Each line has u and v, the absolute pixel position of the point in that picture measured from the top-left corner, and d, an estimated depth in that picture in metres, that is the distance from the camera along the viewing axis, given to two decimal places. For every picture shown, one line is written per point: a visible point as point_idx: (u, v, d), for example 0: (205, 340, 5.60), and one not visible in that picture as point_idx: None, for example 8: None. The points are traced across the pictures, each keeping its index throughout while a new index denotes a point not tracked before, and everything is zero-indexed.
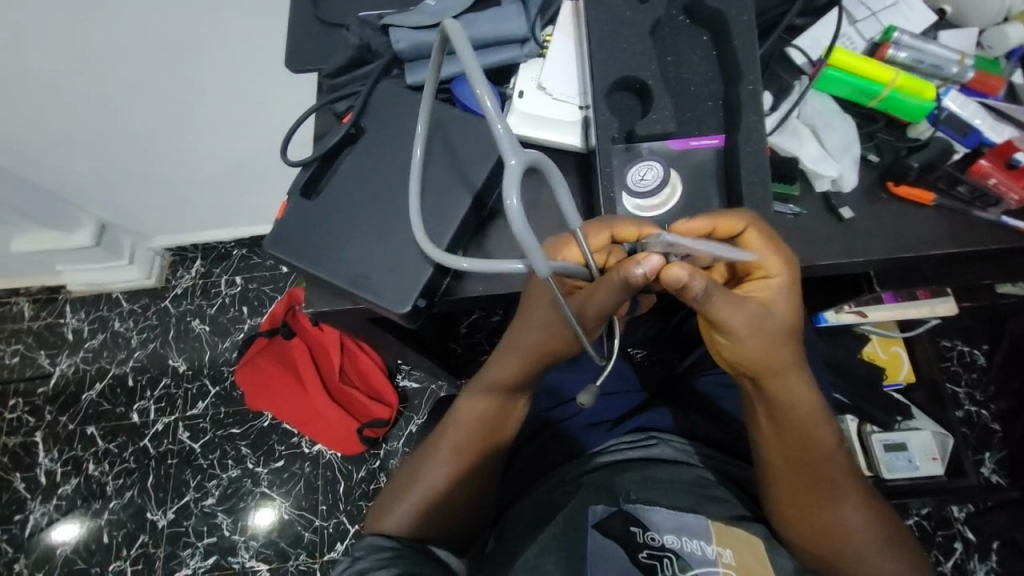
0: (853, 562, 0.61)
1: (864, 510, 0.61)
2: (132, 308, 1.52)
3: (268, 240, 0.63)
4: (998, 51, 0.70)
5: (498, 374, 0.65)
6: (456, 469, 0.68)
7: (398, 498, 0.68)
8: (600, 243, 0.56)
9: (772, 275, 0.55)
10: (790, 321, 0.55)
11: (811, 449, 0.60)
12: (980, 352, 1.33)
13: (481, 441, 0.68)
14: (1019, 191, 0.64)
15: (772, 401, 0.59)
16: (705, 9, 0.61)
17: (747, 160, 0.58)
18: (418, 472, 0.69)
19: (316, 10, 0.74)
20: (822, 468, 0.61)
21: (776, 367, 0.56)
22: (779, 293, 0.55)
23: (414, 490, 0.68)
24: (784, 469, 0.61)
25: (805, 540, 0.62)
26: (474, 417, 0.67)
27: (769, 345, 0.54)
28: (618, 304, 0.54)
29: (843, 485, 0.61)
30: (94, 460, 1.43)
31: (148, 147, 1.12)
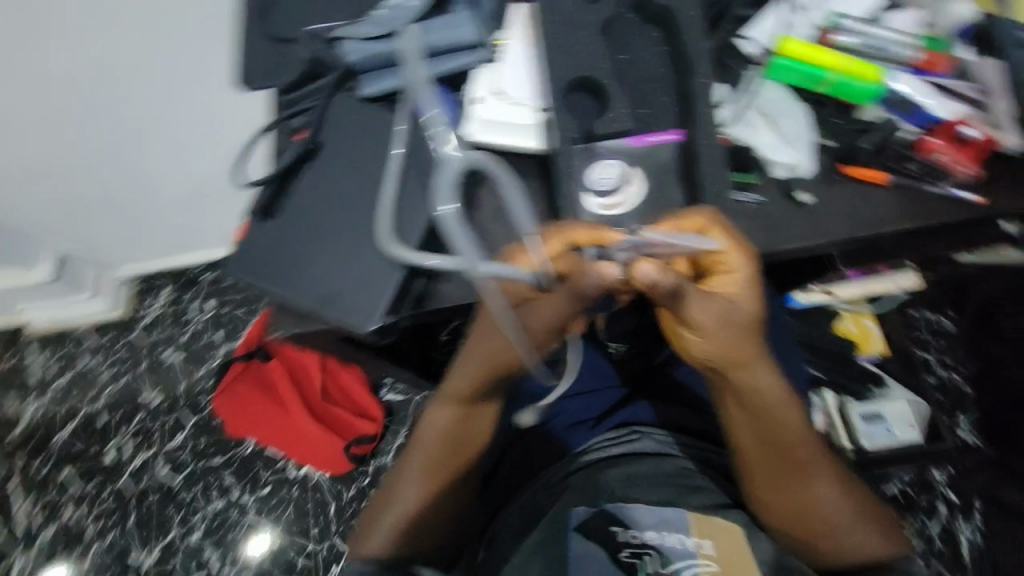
0: (827, 540, 0.63)
1: (836, 489, 0.63)
2: (100, 342, 1.46)
3: (230, 261, 0.63)
4: (943, 28, 0.73)
5: (461, 385, 0.64)
6: (427, 485, 0.67)
7: (376, 519, 0.67)
8: (556, 252, 0.55)
9: (729, 272, 0.55)
10: (755, 311, 0.56)
11: (784, 435, 0.61)
12: (947, 318, 1.38)
13: (450, 454, 0.67)
14: (970, 166, 0.68)
15: (743, 392, 0.59)
16: (654, 5, 0.61)
17: (704, 153, 0.59)
18: (392, 492, 0.68)
19: (265, 26, 0.72)
20: (799, 452, 0.62)
21: (742, 360, 0.57)
22: (742, 286, 0.56)
23: (390, 510, 0.67)
24: (760, 456, 0.62)
25: (785, 523, 0.63)
26: (440, 431, 0.66)
27: (734, 339, 0.55)
28: (570, 317, 0.56)
29: (817, 467, 0.63)
30: (71, 503, 1.37)
31: (102, 175, 1.08)
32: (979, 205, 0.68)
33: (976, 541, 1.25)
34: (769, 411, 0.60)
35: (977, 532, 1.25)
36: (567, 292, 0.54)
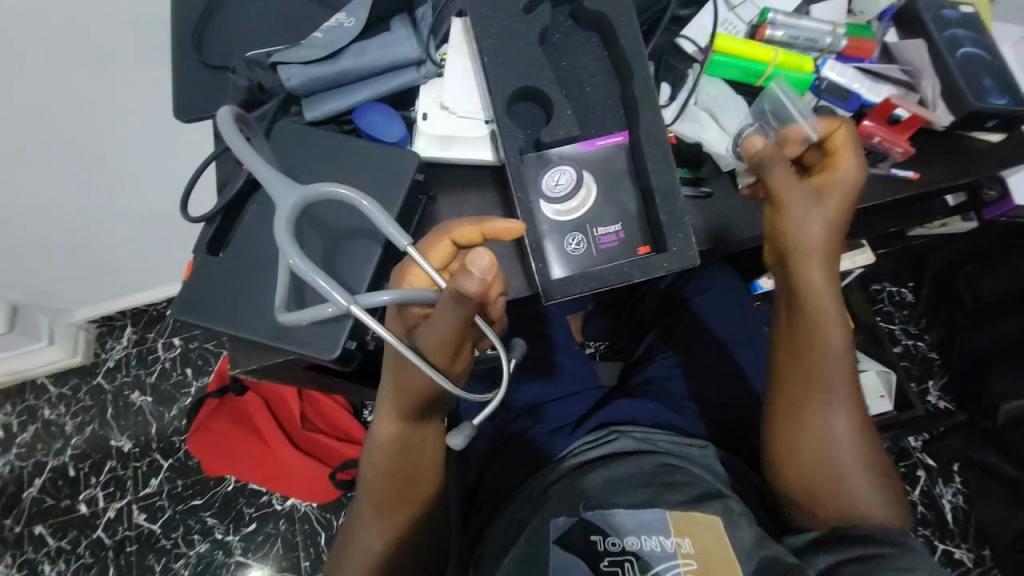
0: (836, 476, 0.62)
1: (858, 435, 0.63)
2: (62, 391, 1.39)
3: (175, 306, 0.60)
4: (869, 14, 0.78)
5: (387, 424, 0.63)
6: (385, 521, 0.67)
7: (343, 561, 0.67)
8: (440, 255, 0.56)
9: (835, 171, 0.61)
10: (837, 212, 0.61)
11: (834, 346, 0.63)
12: (907, 289, 1.43)
13: (398, 491, 0.66)
14: (901, 145, 0.69)
15: (798, 286, 0.63)
16: (589, 11, 0.62)
17: (651, 153, 0.60)
18: (352, 535, 0.68)
19: (200, 55, 0.71)
20: (839, 392, 0.64)
21: (808, 244, 0.61)
22: (844, 185, 0.61)
23: (354, 550, 0.67)
24: (806, 382, 0.64)
25: (807, 472, 0.63)
26: (385, 469, 0.65)
27: (808, 223, 0.60)
28: (466, 326, 0.51)
29: (851, 402, 0.64)
30: (47, 561, 1.30)
31: (46, 218, 1.03)
32: (915, 181, 0.72)
33: (955, 501, 1.30)
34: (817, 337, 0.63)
35: (957, 494, 1.30)
36: (445, 295, 0.49)
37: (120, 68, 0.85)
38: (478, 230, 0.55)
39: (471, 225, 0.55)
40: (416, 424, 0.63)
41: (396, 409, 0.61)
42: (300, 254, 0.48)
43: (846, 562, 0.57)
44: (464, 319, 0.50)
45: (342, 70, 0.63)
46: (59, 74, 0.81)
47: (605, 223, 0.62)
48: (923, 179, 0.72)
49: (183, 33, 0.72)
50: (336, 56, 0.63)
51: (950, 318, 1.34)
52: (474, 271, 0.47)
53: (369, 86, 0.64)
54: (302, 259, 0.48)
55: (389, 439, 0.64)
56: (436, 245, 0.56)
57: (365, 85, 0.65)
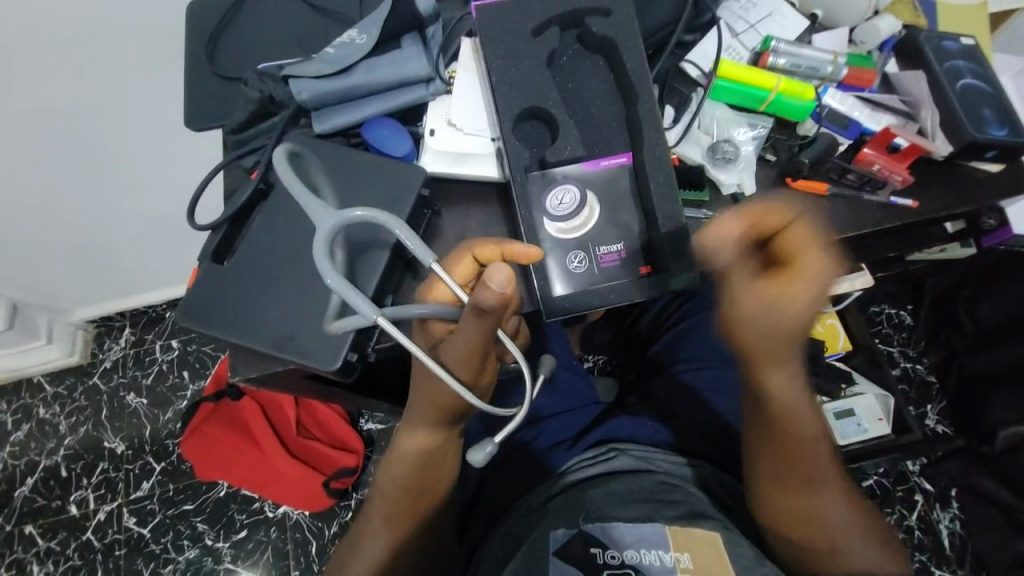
0: (836, 548, 0.64)
1: (844, 505, 0.65)
2: (57, 390, 1.38)
3: (179, 309, 0.60)
4: (869, 44, 0.77)
5: (411, 436, 0.64)
6: (394, 534, 0.67)
7: (345, 570, 0.67)
8: (464, 271, 0.57)
9: (803, 287, 0.50)
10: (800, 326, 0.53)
11: (805, 448, 0.64)
12: (906, 312, 1.43)
13: (414, 502, 0.66)
14: (901, 173, 0.71)
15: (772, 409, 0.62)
16: (596, 35, 0.63)
17: (653, 175, 0.61)
18: (357, 544, 0.68)
19: (213, 65, 0.72)
20: (826, 474, 0.64)
21: (774, 356, 0.57)
22: (810, 294, 0.50)
23: (358, 562, 0.67)
24: (794, 485, 0.64)
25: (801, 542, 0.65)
26: (403, 480, 0.66)
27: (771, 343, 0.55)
28: (488, 338, 0.52)
29: (829, 480, 0.65)
30: (35, 563, 1.28)
31: (53, 218, 1.04)
32: (914, 209, 0.73)
33: (953, 528, 1.28)
34: (802, 429, 0.63)
35: (955, 520, 1.29)
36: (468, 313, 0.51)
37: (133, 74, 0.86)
38: (499, 251, 0.56)
39: (495, 245, 0.56)
40: (446, 438, 0.65)
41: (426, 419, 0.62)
42: (336, 273, 0.51)
43: None
44: (487, 334, 0.52)
45: (352, 85, 0.65)
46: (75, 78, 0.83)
47: (609, 242, 0.62)
48: (922, 206, 0.73)
49: (197, 42, 0.73)
50: (347, 71, 0.65)
51: (948, 341, 1.35)
52: (493, 287, 0.48)
53: (378, 102, 0.66)
54: (338, 278, 0.51)
55: (412, 451, 0.65)
56: (460, 263, 0.57)
57: (375, 100, 0.66)
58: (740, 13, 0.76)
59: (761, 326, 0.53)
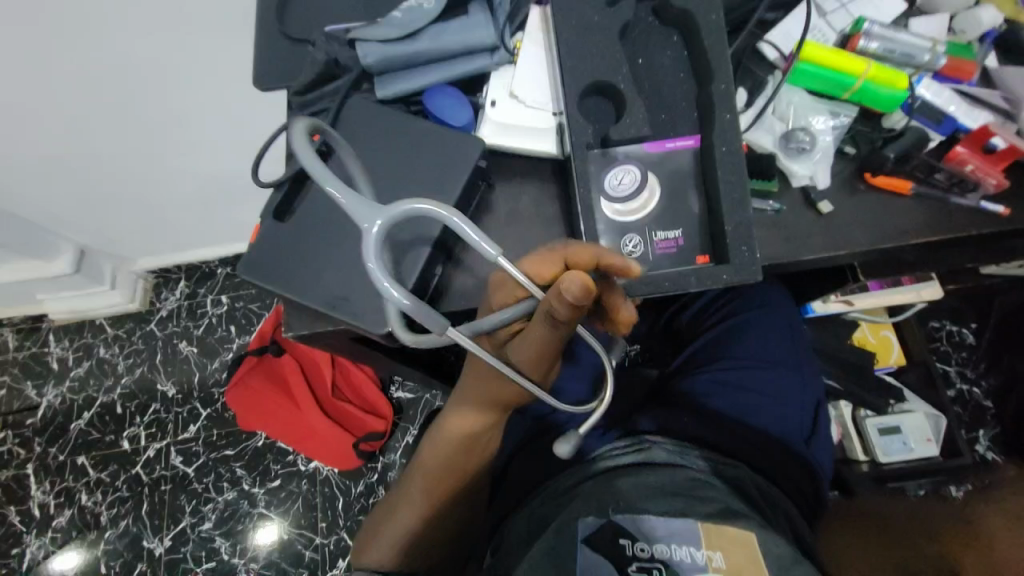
0: None
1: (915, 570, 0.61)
2: (117, 333, 1.49)
3: (242, 264, 0.62)
4: (971, 34, 0.70)
5: (459, 419, 0.67)
6: (431, 505, 0.69)
7: (379, 530, 0.71)
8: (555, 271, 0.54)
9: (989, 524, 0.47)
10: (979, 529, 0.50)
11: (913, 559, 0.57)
12: (969, 330, 1.33)
13: (448, 478, 0.69)
14: (995, 177, 0.65)
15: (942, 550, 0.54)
16: (674, 8, 0.60)
17: (723, 160, 0.58)
18: (394, 509, 0.71)
19: (282, 26, 0.73)
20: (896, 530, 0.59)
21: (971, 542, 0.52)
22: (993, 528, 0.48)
23: (393, 526, 0.70)
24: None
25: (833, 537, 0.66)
26: (444, 457, 0.68)
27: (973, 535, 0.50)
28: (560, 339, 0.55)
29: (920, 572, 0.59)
30: (87, 490, 1.40)
31: (124, 168, 1.09)
32: (1004, 217, 0.66)
33: None
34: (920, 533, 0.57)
35: None
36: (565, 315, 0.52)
37: (204, 33, 0.88)
38: (593, 258, 0.51)
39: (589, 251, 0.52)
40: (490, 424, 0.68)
41: (479, 401, 0.66)
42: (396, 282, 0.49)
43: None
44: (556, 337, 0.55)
45: (417, 51, 0.64)
46: (147, 35, 0.85)
47: (665, 228, 0.60)
48: (1013, 216, 0.67)
49: (267, 2, 0.74)
50: (413, 37, 0.64)
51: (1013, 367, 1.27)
52: (567, 296, 0.48)
53: (442, 69, 0.65)
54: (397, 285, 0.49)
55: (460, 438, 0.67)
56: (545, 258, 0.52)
57: (438, 68, 0.65)
58: None
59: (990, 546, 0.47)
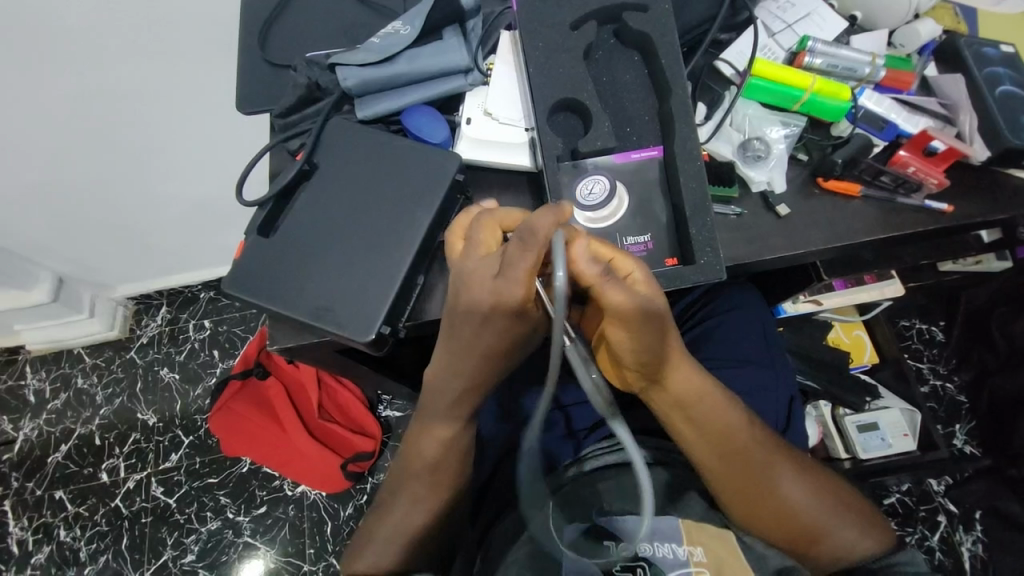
0: (807, 523, 0.65)
1: (804, 486, 0.66)
2: (96, 362, 1.46)
3: (226, 279, 0.63)
4: (910, 47, 0.76)
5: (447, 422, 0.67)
6: (428, 503, 0.69)
7: (373, 533, 0.70)
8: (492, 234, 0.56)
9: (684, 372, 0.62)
10: (699, 388, 0.63)
11: (739, 451, 0.64)
12: (938, 328, 1.41)
13: (440, 474, 0.69)
14: (936, 176, 0.69)
15: (716, 424, 0.64)
16: (634, 31, 0.65)
17: (684, 168, 0.62)
18: (388, 509, 0.71)
19: (264, 53, 0.76)
20: (746, 454, 0.65)
21: (712, 406, 0.64)
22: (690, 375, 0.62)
23: (385, 525, 0.70)
24: (759, 483, 0.64)
25: (748, 515, 0.65)
26: (432, 453, 0.68)
27: (699, 397, 0.63)
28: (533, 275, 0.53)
29: (772, 473, 0.65)
30: (65, 526, 1.35)
31: (105, 192, 1.10)
32: (949, 213, 0.72)
33: (977, 552, 1.25)
34: (726, 430, 0.64)
35: (977, 543, 1.25)
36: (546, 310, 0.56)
37: (188, 63, 0.91)
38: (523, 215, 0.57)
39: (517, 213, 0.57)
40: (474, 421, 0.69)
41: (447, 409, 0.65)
42: None
43: (775, 520, 0.65)
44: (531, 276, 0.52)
45: (395, 74, 0.67)
46: (131, 63, 0.87)
47: (635, 233, 0.64)
48: (957, 212, 0.72)
49: (250, 31, 0.77)
50: (390, 60, 0.67)
51: (981, 360, 1.30)
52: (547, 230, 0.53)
53: (418, 90, 0.68)
54: None
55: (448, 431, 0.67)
56: (517, 258, 0.50)
57: (414, 89, 0.69)
58: (778, 13, 0.77)
59: (689, 382, 0.62)
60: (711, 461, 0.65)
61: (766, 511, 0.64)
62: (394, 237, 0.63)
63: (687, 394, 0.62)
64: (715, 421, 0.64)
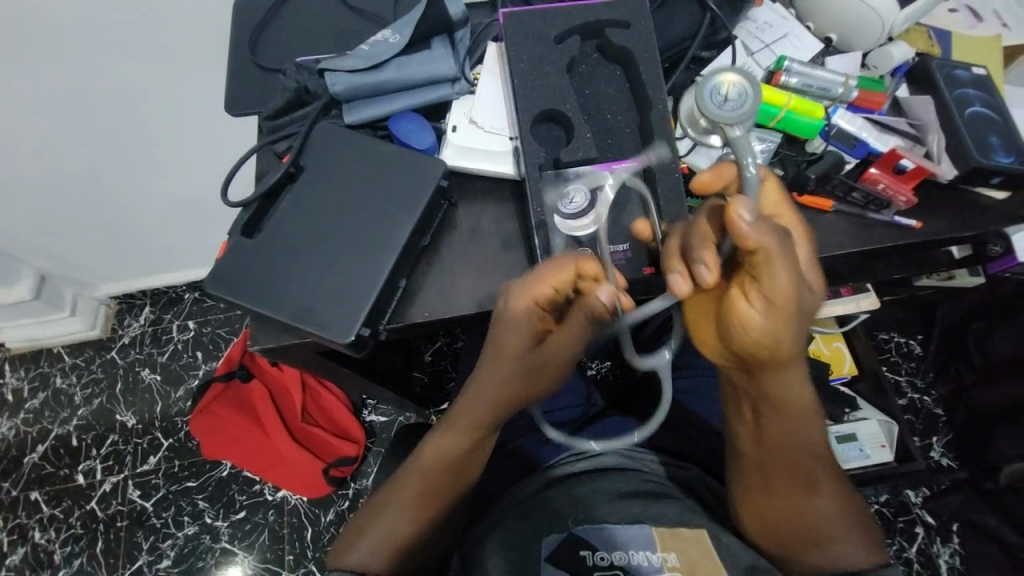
0: (816, 534, 0.65)
1: (835, 502, 0.65)
2: (76, 362, 1.44)
3: (209, 280, 0.63)
4: (883, 69, 0.79)
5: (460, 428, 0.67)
6: (422, 512, 0.67)
7: (361, 533, 0.68)
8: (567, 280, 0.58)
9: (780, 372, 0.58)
10: (789, 385, 0.59)
11: (791, 448, 0.64)
12: (916, 342, 1.44)
13: (442, 483, 0.68)
14: (905, 194, 0.72)
15: (784, 420, 0.62)
16: (615, 46, 0.67)
17: (662, 180, 0.65)
18: (381, 511, 0.68)
19: (255, 57, 0.77)
20: (794, 455, 0.64)
21: (791, 406, 0.61)
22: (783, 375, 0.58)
23: (376, 529, 0.67)
24: (791, 481, 0.65)
25: (757, 500, 0.66)
26: (437, 454, 0.68)
27: (785, 394, 0.60)
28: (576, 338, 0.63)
29: (812, 479, 0.65)
30: (39, 528, 1.32)
31: (91, 189, 1.09)
32: (916, 230, 0.74)
33: (954, 564, 1.27)
34: (789, 428, 0.63)
35: (955, 556, 1.27)
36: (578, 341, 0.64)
37: (178, 63, 0.91)
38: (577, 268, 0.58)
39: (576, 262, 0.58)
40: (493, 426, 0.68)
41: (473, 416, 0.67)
42: None
43: (786, 519, 0.65)
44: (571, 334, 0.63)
45: (383, 81, 0.69)
46: (121, 61, 0.88)
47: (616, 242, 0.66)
48: (925, 229, 0.75)
49: (241, 35, 0.78)
50: (379, 67, 0.69)
51: (959, 373, 1.33)
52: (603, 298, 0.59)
53: (405, 97, 0.70)
54: None
55: (468, 425, 0.67)
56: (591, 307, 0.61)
57: (402, 96, 0.70)
58: (756, 33, 0.80)
59: (782, 379, 0.58)
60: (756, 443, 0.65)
61: (777, 505, 0.65)
62: (378, 240, 0.64)
63: (776, 388, 0.59)
64: (785, 417, 0.62)
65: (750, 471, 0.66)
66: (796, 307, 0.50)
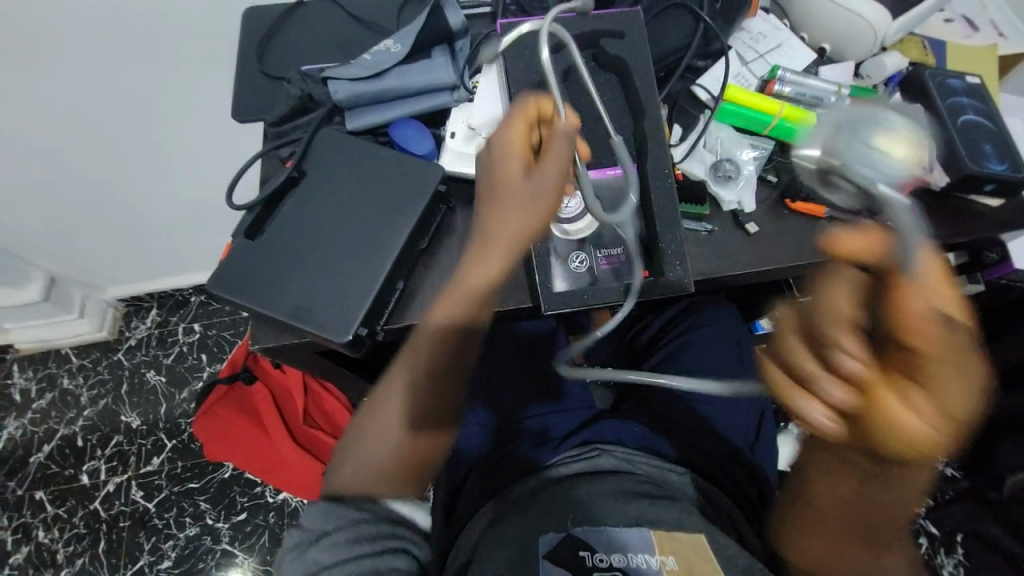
0: None
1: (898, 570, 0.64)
2: (83, 363, 1.46)
3: (211, 281, 0.65)
4: (876, 78, 0.81)
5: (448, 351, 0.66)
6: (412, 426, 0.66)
7: (348, 455, 0.67)
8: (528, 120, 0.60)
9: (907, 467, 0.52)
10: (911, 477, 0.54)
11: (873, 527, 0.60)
12: None
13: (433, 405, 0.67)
14: None
15: (877, 501, 0.58)
16: (610, 56, 0.69)
17: (655, 186, 0.67)
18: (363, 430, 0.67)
19: (261, 66, 0.79)
20: (872, 533, 0.60)
21: (899, 492, 0.56)
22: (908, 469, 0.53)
23: (361, 448, 0.66)
24: (860, 551, 0.62)
25: (817, 562, 0.65)
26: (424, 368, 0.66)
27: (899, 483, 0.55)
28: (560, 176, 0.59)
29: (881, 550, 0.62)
30: (43, 527, 1.33)
31: (102, 194, 1.12)
32: None
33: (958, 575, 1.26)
34: (878, 508, 0.58)
35: (959, 566, 1.27)
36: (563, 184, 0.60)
37: (188, 71, 0.94)
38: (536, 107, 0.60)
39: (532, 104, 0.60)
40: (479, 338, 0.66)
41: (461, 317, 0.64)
42: None
43: None
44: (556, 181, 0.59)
45: (384, 89, 0.71)
46: (133, 69, 0.91)
47: (608, 247, 0.69)
48: None
49: (249, 45, 0.81)
50: (380, 76, 0.71)
51: None
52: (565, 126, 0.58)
53: (406, 104, 0.72)
54: None
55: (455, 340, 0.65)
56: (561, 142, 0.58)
57: (403, 103, 0.72)
58: (751, 43, 0.81)
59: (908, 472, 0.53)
60: (833, 515, 0.61)
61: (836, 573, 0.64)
62: (377, 242, 0.66)
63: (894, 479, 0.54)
64: (881, 500, 0.57)
65: (817, 535, 0.63)
66: (965, 419, 0.44)
